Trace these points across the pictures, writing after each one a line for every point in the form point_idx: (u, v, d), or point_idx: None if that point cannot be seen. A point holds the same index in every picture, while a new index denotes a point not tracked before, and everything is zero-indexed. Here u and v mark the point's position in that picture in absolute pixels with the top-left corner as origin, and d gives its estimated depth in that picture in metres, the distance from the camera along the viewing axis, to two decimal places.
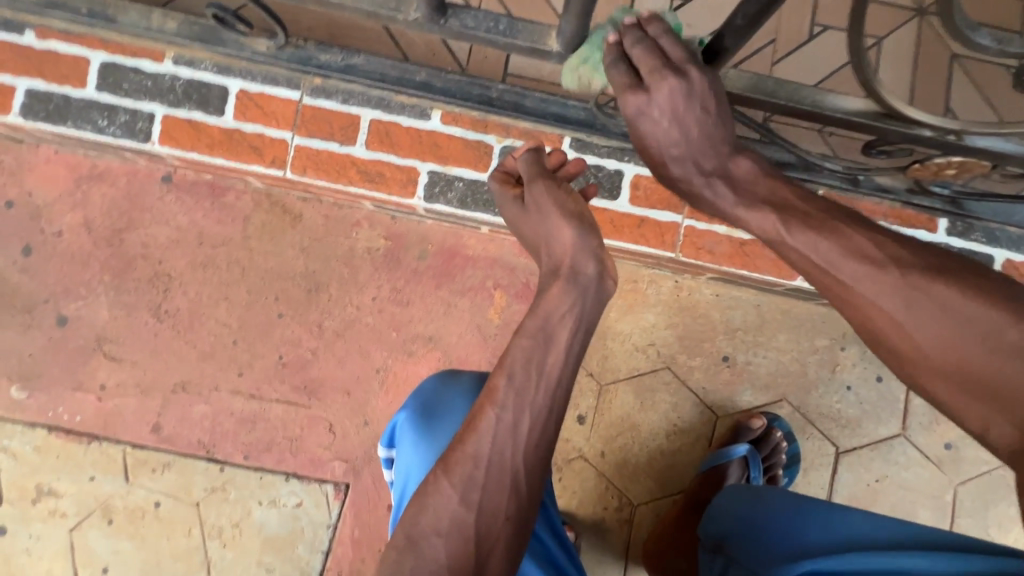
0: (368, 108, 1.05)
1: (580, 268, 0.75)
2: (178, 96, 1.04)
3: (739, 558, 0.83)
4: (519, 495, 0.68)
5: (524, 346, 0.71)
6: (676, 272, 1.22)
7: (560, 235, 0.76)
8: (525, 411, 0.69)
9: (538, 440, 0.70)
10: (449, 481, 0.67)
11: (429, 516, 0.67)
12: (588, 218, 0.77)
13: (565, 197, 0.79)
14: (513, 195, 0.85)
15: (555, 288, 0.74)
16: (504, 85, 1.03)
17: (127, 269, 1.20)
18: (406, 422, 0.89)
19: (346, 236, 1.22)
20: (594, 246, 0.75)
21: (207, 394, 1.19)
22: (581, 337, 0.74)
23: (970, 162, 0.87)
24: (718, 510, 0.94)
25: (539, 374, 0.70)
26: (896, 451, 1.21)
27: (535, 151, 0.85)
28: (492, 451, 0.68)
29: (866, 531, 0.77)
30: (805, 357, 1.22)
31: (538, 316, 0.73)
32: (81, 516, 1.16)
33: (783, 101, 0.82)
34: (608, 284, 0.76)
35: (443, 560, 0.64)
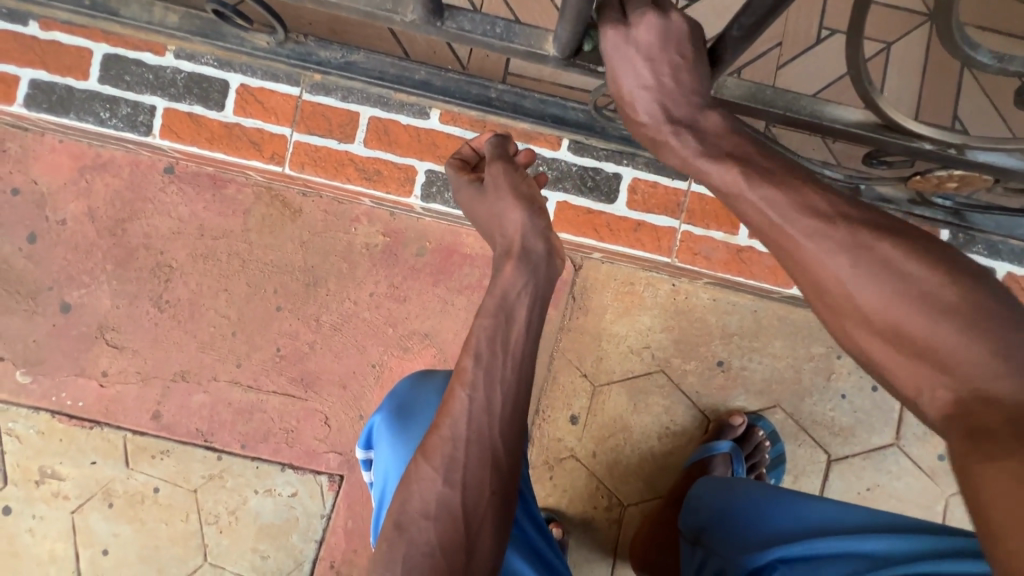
0: (367, 105, 1.06)
1: (530, 247, 0.77)
2: (179, 89, 1.04)
3: (716, 549, 0.84)
4: (502, 470, 0.70)
5: (485, 326, 0.72)
6: (672, 276, 1.22)
7: (510, 216, 0.78)
8: (497, 387, 0.70)
9: (516, 429, 0.72)
10: (430, 465, 0.68)
11: (415, 501, 0.67)
12: (539, 200, 0.79)
13: (520, 179, 0.80)
14: (468, 179, 0.85)
15: (508, 267, 0.75)
16: (504, 85, 1.02)
17: (129, 258, 1.22)
18: (384, 422, 0.89)
19: (345, 231, 1.23)
20: (542, 227, 0.78)
21: (206, 384, 1.21)
22: (539, 309, 0.76)
23: (971, 176, 0.85)
24: (697, 500, 0.94)
25: (504, 351, 0.72)
26: (889, 460, 1.21)
27: (499, 138, 0.86)
28: (469, 431, 0.69)
29: (834, 518, 0.77)
30: (800, 364, 1.22)
31: (495, 294, 0.74)
32: (82, 498, 1.19)
33: (782, 111, 0.82)
34: (557, 262, 0.79)
35: (434, 540, 0.65)
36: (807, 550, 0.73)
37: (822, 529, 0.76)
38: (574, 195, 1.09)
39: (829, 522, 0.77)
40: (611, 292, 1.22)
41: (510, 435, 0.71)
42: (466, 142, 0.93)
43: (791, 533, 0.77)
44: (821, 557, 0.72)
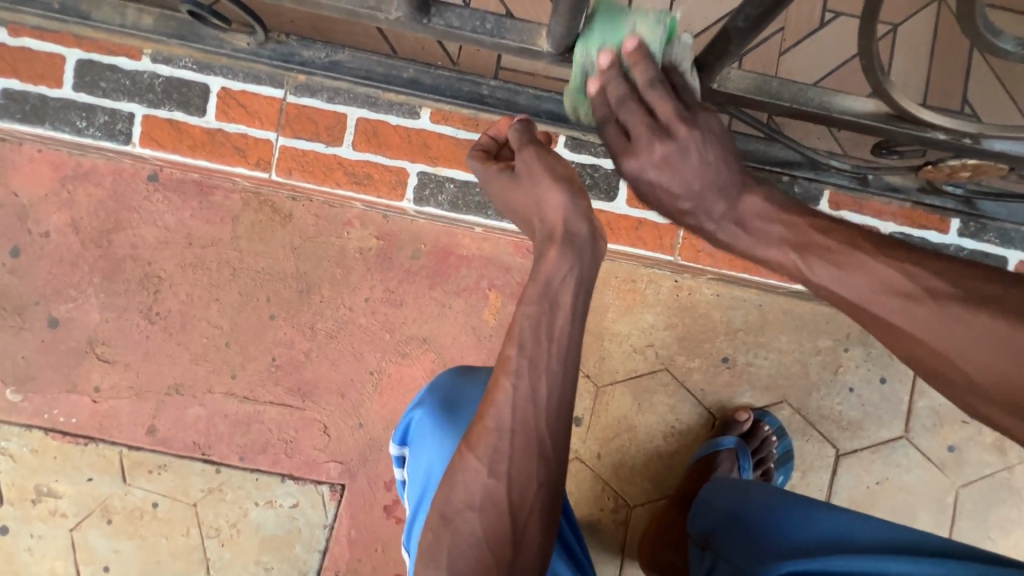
0: (355, 106, 1.02)
1: (573, 230, 0.67)
2: (158, 95, 1.00)
3: (726, 555, 0.82)
4: (551, 460, 0.65)
5: (529, 314, 0.66)
6: (675, 272, 1.19)
7: (548, 198, 0.68)
8: (542, 376, 0.65)
9: (565, 424, 0.66)
10: (475, 456, 0.64)
11: (459, 492, 0.64)
12: (579, 181, 0.69)
13: (556, 159, 0.70)
14: (496, 168, 0.75)
15: (552, 252, 0.67)
16: (496, 81, 0.99)
17: (117, 270, 1.19)
18: (429, 415, 0.85)
19: (337, 236, 1.19)
20: (584, 208, 0.68)
21: (201, 396, 1.19)
22: (585, 295, 0.68)
23: (986, 165, 0.82)
24: (707, 501, 0.93)
25: (549, 338, 0.65)
26: (898, 453, 1.19)
27: (524, 122, 0.76)
28: (514, 421, 0.64)
29: (854, 533, 0.76)
30: (807, 358, 1.20)
31: (538, 280, 0.67)
32: (81, 516, 1.17)
33: (788, 103, 0.78)
34: (603, 243, 0.70)
35: (479, 532, 0.63)
36: (827, 566, 0.72)
37: (840, 543, 0.75)
38: None
39: (847, 538, 0.76)
40: (613, 291, 1.19)
41: (558, 429, 0.66)
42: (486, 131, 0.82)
43: (807, 545, 0.76)
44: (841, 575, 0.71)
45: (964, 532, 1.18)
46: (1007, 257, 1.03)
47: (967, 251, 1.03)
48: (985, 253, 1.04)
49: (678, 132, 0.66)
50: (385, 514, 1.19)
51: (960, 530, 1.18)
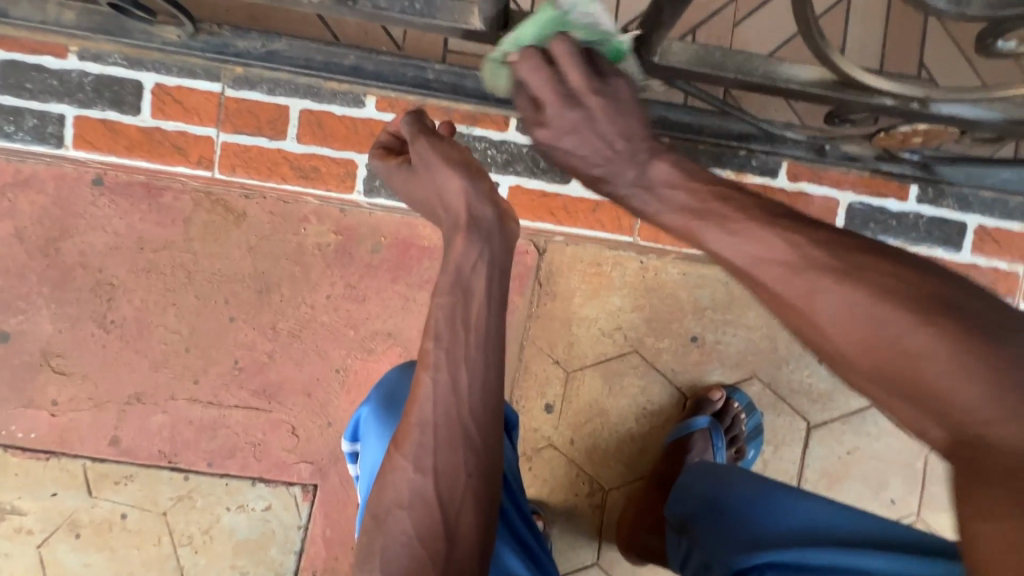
0: (297, 98, 1.07)
1: (476, 215, 0.66)
2: (89, 94, 1.06)
3: (700, 540, 0.83)
4: (480, 451, 0.63)
5: (443, 306, 0.64)
6: (641, 253, 1.18)
7: (446, 186, 0.68)
8: (461, 365, 0.63)
9: (495, 415, 0.64)
10: (402, 455, 0.62)
11: (390, 493, 0.62)
12: (477, 165, 0.69)
13: (452, 147, 0.70)
14: (395, 163, 0.76)
15: (458, 240, 0.65)
16: (441, 65, 1.01)
17: (67, 279, 1.15)
18: (370, 416, 0.84)
19: (294, 232, 1.16)
20: (485, 188, 0.66)
21: (163, 404, 1.16)
22: (499, 279, 0.66)
23: (936, 130, 0.81)
24: (684, 486, 0.93)
25: (466, 330, 0.64)
26: (867, 422, 1.20)
27: (414, 112, 0.77)
28: (437, 415, 0.62)
29: (825, 523, 0.76)
30: (776, 332, 1.20)
31: (449, 270, 0.65)
32: (47, 531, 1.14)
33: (732, 74, 0.77)
34: (512, 225, 0.68)
35: (410, 530, 0.61)
36: (801, 560, 0.70)
37: (815, 534, 0.74)
38: (527, 177, 1.09)
39: (825, 530, 0.75)
40: (579, 274, 1.18)
41: (485, 422, 0.64)
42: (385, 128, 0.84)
43: (780, 535, 0.75)
44: (804, 567, 0.70)
45: (935, 496, 1.20)
46: (966, 222, 1.04)
47: (927, 219, 1.04)
48: (944, 220, 1.04)
49: (585, 101, 0.64)
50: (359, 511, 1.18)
51: (930, 495, 1.19)
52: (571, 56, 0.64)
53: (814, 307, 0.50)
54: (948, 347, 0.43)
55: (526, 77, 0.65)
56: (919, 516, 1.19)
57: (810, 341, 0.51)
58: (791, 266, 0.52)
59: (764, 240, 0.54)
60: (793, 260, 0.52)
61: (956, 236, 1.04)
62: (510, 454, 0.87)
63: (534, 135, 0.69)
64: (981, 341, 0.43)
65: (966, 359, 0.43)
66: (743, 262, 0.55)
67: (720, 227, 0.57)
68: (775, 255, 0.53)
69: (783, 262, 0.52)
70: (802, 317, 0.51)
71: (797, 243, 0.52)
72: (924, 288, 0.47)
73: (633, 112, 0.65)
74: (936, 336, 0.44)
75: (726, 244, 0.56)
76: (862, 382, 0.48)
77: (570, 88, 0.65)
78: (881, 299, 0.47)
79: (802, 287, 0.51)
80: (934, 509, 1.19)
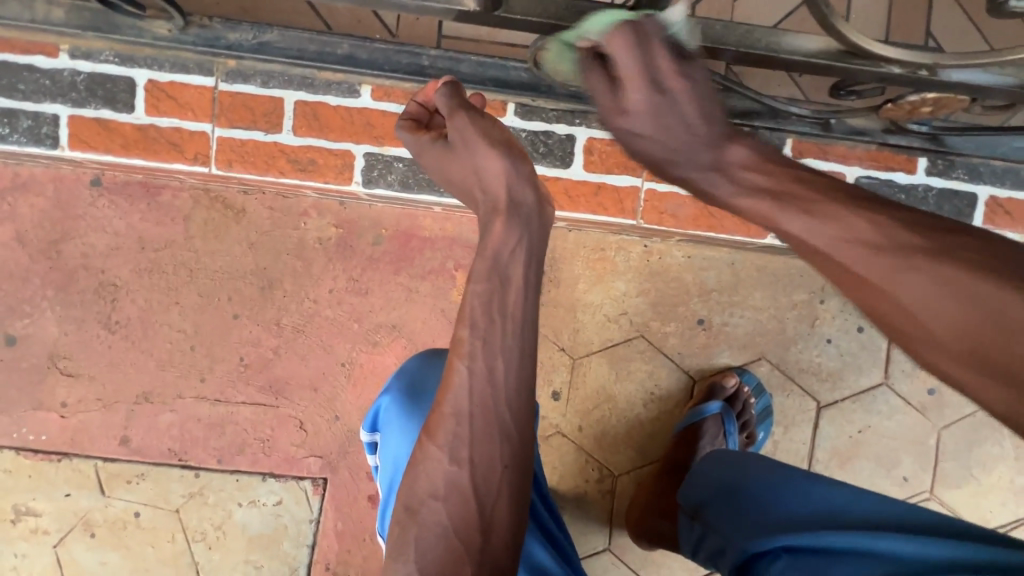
0: (291, 89, 1.05)
1: (519, 198, 0.66)
2: (82, 94, 1.04)
3: (717, 526, 0.82)
4: (513, 439, 0.62)
5: (480, 293, 0.63)
6: (645, 237, 1.16)
7: (490, 166, 0.67)
8: (498, 355, 0.62)
9: (525, 402, 0.63)
10: (436, 445, 0.61)
11: (422, 483, 0.61)
12: (518, 146, 0.69)
13: (492, 125, 0.69)
14: (428, 137, 0.74)
15: (497, 225, 0.65)
16: (436, 51, 0.99)
17: (70, 281, 1.14)
18: (391, 404, 0.84)
19: (295, 227, 1.15)
20: (530, 173, 0.67)
21: (172, 403, 1.16)
22: (536, 268, 0.66)
23: (946, 98, 0.79)
24: (698, 472, 0.92)
25: (503, 316, 0.63)
26: (879, 400, 1.19)
27: (450, 85, 0.74)
28: (473, 405, 0.61)
29: (843, 506, 0.75)
30: (784, 313, 1.18)
31: (485, 257, 0.64)
32: (63, 531, 1.15)
33: (733, 47, 0.75)
34: (549, 209, 0.68)
35: (446, 521, 0.60)
36: (811, 540, 0.69)
37: (837, 516, 0.73)
38: None
39: (845, 513, 0.74)
40: (582, 261, 1.17)
41: (520, 410, 0.63)
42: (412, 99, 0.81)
43: (793, 518, 0.75)
44: (820, 549, 0.68)
45: (949, 473, 1.18)
46: (976, 192, 1.02)
47: (936, 191, 1.02)
48: (953, 191, 1.02)
49: (668, 84, 0.66)
50: (371, 503, 1.19)
51: (943, 472, 1.18)
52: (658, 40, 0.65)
53: (899, 289, 0.52)
54: None
55: (615, 54, 0.66)
56: (932, 493, 1.18)
57: (897, 324, 0.52)
58: (876, 248, 0.54)
59: (840, 222, 0.56)
60: (884, 245, 0.53)
61: (966, 208, 1.02)
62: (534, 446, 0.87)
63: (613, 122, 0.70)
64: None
65: None
66: (819, 244, 0.57)
67: (802, 212, 0.59)
68: (860, 235, 0.55)
69: (869, 244, 0.54)
70: (882, 295, 0.53)
71: (883, 225, 0.54)
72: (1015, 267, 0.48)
73: (709, 97, 0.68)
74: None
75: (800, 226, 0.59)
76: (945, 362, 0.48)
77: (656, 71, 0.66)
78: (970, 276, 0.48)
79: (885, 268, 0.53)
80: (949, 486, 1.18)
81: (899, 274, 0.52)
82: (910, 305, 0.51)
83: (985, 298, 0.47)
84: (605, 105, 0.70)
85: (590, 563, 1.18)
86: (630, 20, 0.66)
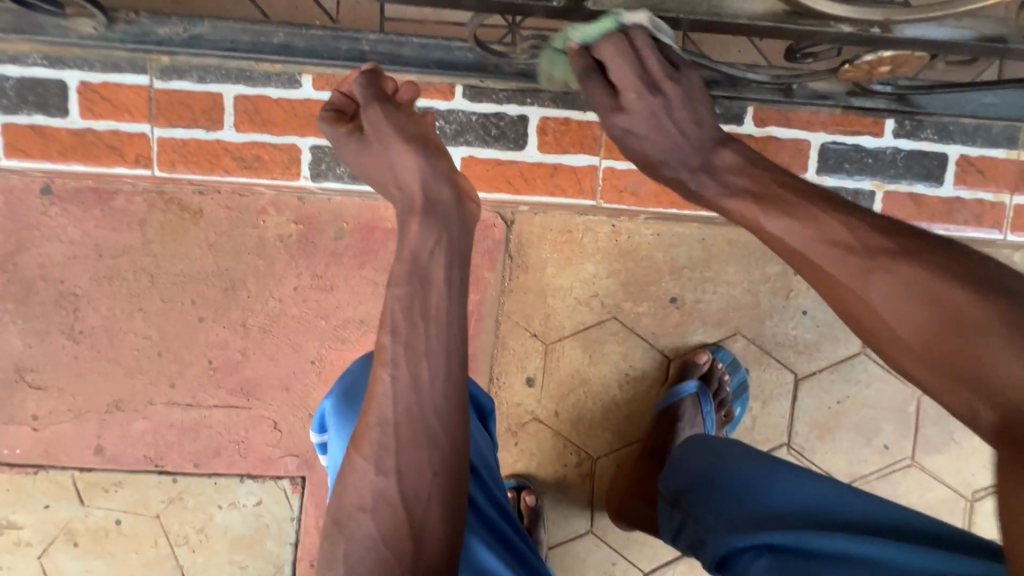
0: (230, 83, 1.03)
1: (434, 196, 0.68)
2: (13, 99, 1.02)
3: (695, 514, 0.82)
4: (443, 446, 0.63)
5: (400, 296, 0.64)
6: (611, 216, 1.13)
7: (404, 163, 0.70)
8: (421, 361, 0.63)
9: (456, 407, 0.64)
10: (361, 456, 0.62)
11: (350, 495, 0.62)
12: (432, 142, 0.71)
13: (405, 119, 0.72)
14: (344, 130, 0.75)
15: (414, 225, 0.67)
16: (375, 35, 0.96)
17: (30, 293, 1.12)
18: (332, 408, 0.82)
19: (253, 225, 1.13)
20: (445, 170, 0.70)
21: (143, 409, 1.15)
22: (459, 266, 0.67)
23: (903, 56, 0.74)
24: (680, 458, 0.91)
25: (425, 319, 0.64)
26: (857, 369, 1.17)
27: (369, 75, 0.76)
28: (397, 413, 0.62)
29: (840, 507, 0.73)
30: (757, 287, 1.16)
31: (405, 259, 0.66)
32: (46, 542, 1.15)
33: (673, 14, 0.72)
34: (469, 206, 0.71)
35: (375, 534, 0.61)
36: (804, 543, 0.68)
37: (818, 512, 0.73)
38: (480, 147, 1.05)
39: (832, 511, 0.73)
40: (550, 243, 1.14)
41: (449, 415, 0.63)
42: (336, 89, 0.82)
43: (785, 514, 0.74)
44: (813, 553, 0.67)
45: (930, 439, 1.18)
46: (947, 153, 1.02)
47: (905, 153, 1.02)
48: (923, 153, 1.02)
49: (662, 87, 0.71)
50: None
51: (925, 438, 1.18)
52: (648, 44, 0.72)
53: (869, 289, 0.52)
54: (1006, 333, 0.45)
55: (609, 58, 0.72)
56: (914, 459, 1.17)
57: (862, 323, 0.52)
58: (848, 248, 0.54)
59: (817, 224, 0.56)
60: (856, 246, 0.54)
61: (937, 168, 1.03)
62: (482, 440, 0.86)
63: (611, 122, 0.73)
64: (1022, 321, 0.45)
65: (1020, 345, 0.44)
66: (796, 245, 0.57)
67: (777, 211, 0.60)
68: (836, 237, 0.55)
69: (843, 246, 0.54)
70: (853, 295, 0.53)
71: (852, 225, 0.55)
72: (972, 270, 0.49)
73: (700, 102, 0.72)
74: (1001, 318, 0.45)
75: (781, 227, 0.58)
76: (915, 366, 0.49)
77: (650, 77, 0.71)
78: (937, 280, 0.49)
79: (859, 269, 0.53)
80: (930, 452, 1.18)
81: (872, 276, 0.52)
82: (879, 305, 0.51)
83: (956, 304, 0.48)
84: (603, 108, 0.73)
85: (572, 546, 1.18)
86: (620, 28, 0.72)
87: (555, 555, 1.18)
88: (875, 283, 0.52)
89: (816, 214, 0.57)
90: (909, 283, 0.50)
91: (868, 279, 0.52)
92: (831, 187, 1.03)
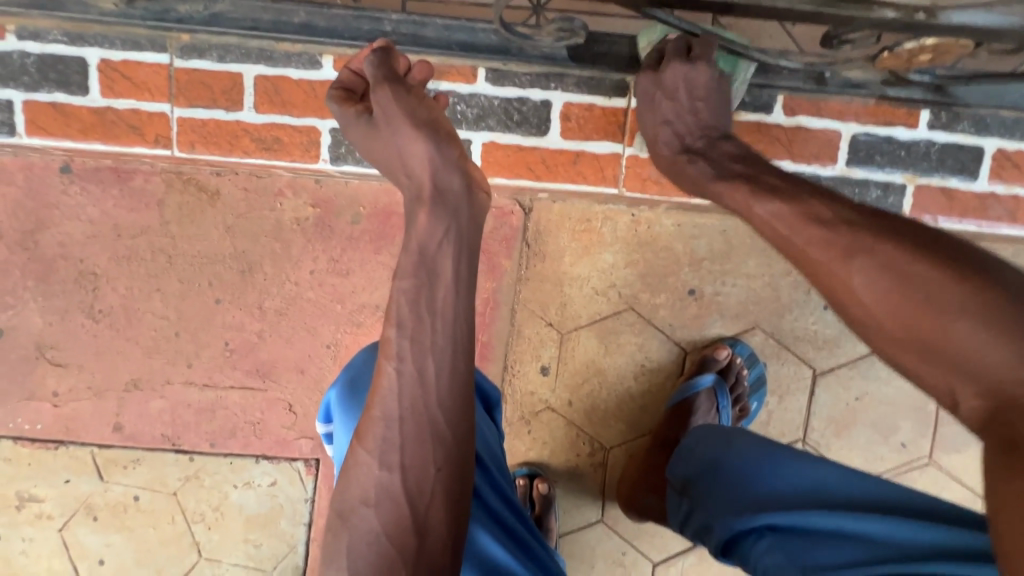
0: (249, 63, 1.02)
1: (443, 187, 0.67)
2: (34, 76, 1.01)
3: (704, 502, 0.81)
4: (447, 440, 0.63)
5: (405, 289, 0.64)
6: (631, 206, 1.12)
7: (412, 149, 0.68)
8: (428, 356, 0.63)
9: (462, 403, 0.64)
10: (365, 450, 0.62)
11: (354, 488, 0.62)
12: (443, 129, 0.69)
13: (417, 104, 0.70)
14: (354, 112, 0.76)
15: (422, 215, 0.66)
16: (397, 15, 0.94)
17: (50, 271, 1.13)
18: (337, 398, 0.82)
19: (271, 208, 1.12)
20: (455, 159, 0.68)
21: (161, 389, 1.16)
22: (467, 258, 0.66)
23: (946, 44, 0.72)
24: (683, 448, 0.89)
25: (431, 312, 0.64)
26: (876, 366, 1.16)
27: (382, 53, 0.74)
28: (402, 408, 0.62)
29: (845, 482, 0.74)
30: (777, 280, 1.15)
31: (412, 251, 0.65)
32: (67, 515, 1.18)
33: None
34: (480, 195, 0.69)
35: (378, 527, 0.61)
36: (805, 522, 0.70)
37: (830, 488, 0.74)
38: (501, 132, 1.03)
39: (838, 487, 0.73)
40: (568, 232, 1.13)
41: (453, 409, 0.63)
42: (347, 66, 0.82)
43: (788, 493, 0.74)
44: (814, 530, 0.69)
45: (948, 438, 1.16)
46: (982, 146, 0.99)
47: (940, 145, 0.99)
48: (959, 146, 0.99)
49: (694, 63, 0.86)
50: None
51: (943, 437, 1.16)
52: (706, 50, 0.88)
53: (849, 270, 0.59)
54: (972, 318, 0.51)
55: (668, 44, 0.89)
56: (932, 458, 1.16)
57: (843, 301, 0.60)
58: (829, 231, 0.62)
59: (803, 208, 0.66)
60: (839, 227, 0.62)
61: (972, 162, 1.00)
62: (488, 430, 0.86)
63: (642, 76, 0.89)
64: (1002, 300, 0.51)
65: (988, 329, 0.51)
66: (783, 228, 0.67)
67: (770, 199, 0.70)
68: (818, 217, 0.64)
69: (823, 228, 0.63)
70: (837, 277, 0.60)
71: (838, 210, 0.64)
72: (946, 251, 0.56)
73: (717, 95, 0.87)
74: (969, 295, 0.52)
75: (770, 212, 0.69)
76: (894, 348, 0.56)
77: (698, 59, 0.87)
78: (908, 263, 0.56)
79: (842, 251, 0.60)
80: (948, 451, 1.16)
81: (848, 256, 0.59)
82: (857, 287, 0.58)
83: (929, 285, 0.54)
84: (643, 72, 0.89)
85: (583, 534, 1.18)
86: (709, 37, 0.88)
87: (565, 543, 1.19)
88: (860, 266, 0.58)
89: (804, 201, 0.67)
90: (884, 266, 0.57)
91: (847, 256, 0.59)
92: (859, 180, 1.01)
